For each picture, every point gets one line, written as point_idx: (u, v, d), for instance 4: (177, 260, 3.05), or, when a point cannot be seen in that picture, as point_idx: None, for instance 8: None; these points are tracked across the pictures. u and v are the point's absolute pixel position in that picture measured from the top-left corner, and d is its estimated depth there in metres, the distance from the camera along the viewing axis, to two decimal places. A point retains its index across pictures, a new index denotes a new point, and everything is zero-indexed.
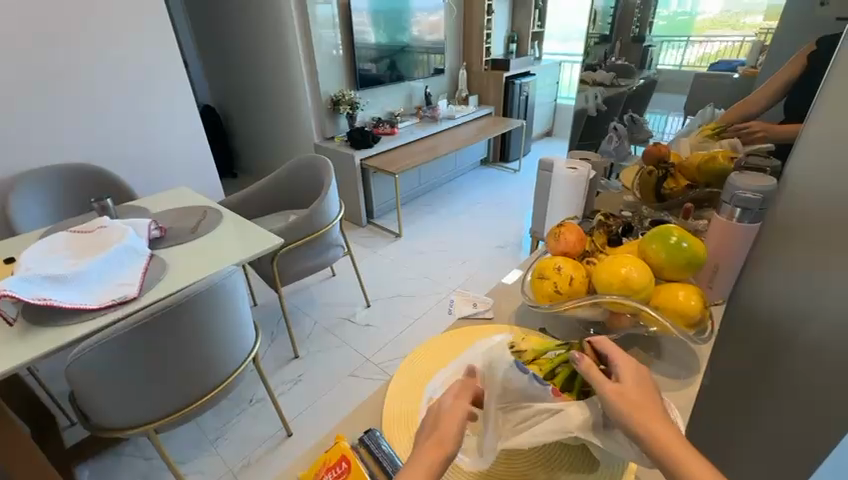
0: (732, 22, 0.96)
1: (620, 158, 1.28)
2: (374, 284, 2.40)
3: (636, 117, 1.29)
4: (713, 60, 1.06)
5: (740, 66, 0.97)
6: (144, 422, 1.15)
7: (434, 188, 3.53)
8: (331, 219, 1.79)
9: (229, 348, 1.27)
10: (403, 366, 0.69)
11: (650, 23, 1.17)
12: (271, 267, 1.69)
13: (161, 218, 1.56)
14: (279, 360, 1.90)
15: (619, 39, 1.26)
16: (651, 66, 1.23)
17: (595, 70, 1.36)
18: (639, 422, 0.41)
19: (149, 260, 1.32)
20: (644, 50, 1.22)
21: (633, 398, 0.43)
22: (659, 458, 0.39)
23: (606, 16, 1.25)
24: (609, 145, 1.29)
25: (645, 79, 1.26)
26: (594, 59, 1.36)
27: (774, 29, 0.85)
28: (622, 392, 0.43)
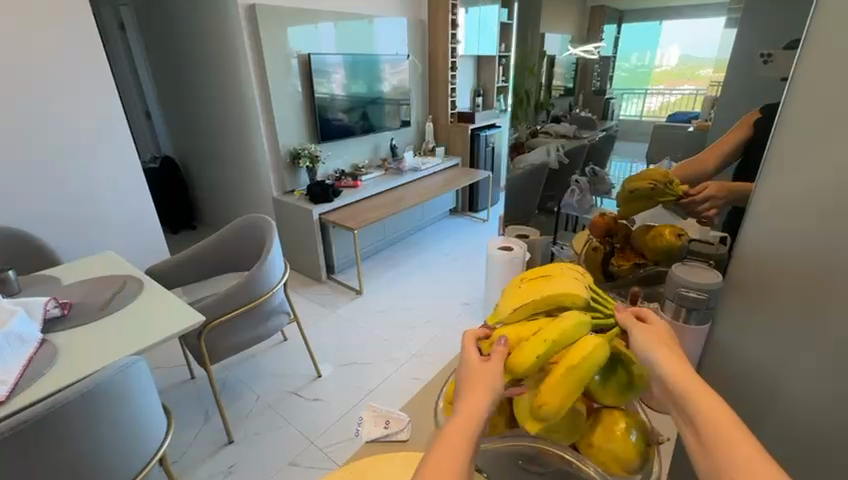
0: (686, 74, 0.84)
1: (583, 212, 1.19)
2: (328, 349, 2.22)
3: (597, 169, 1.14)
4: (670, 111, 0.91)
5: (694, 118, 0.86)
6: None
7: (401, 240, 3.44)
8: (273, 283, 1.65)
9: (125, 454, 1.06)
10: None
11: (610, 76, 1.02)
12: (198, 343, 1.53)
13: (71, 291, 1.39)
14: (210, 446, 1.67)
15: (581, 92, 1.13)
16: (612, 117, 1.06)
17: (559, 121, 1.27)
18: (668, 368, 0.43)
19: (40, 348, 1.13)
20: (605, 102, 1.07)
21: (660, 341, 0.46)
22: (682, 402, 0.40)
23: (569, 70, 1.14)
24: (572, 198, 1.20)
25: (605, 131, 1.10)
26: (559, 110, 1.26)
27: (722, 82, 0.76)
28: (647, 330, 0.48)
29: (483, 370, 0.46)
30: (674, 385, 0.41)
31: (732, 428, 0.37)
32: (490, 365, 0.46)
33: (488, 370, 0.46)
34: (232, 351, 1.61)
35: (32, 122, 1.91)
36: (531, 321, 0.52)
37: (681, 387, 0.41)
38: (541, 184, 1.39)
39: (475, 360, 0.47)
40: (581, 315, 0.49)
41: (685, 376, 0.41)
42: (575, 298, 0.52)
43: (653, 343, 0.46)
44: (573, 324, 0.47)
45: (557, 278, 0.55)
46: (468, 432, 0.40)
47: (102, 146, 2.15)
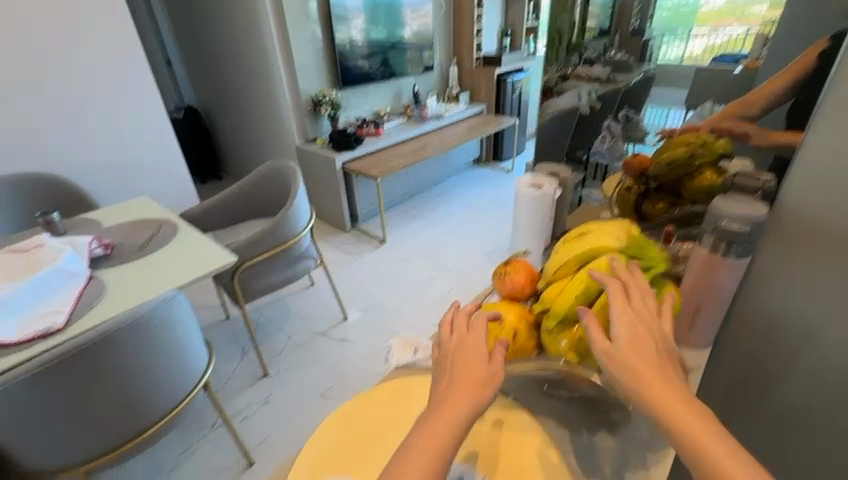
0: (737, 13, 0.76)
1: (613, 159, 1.14)
2: (354, 295, 2.29)
3: (631, 114, 1.07)
4: (714, 54, 0.85)
5: (742, 59, 0.78)
6: (72, 465, 1.05)
7: (423, 190, 3.41)
8: (300, 229, 1.68)
9: (172, 377, 1.16)
10: (311, 443, 0.57)
11: (650, 15, 0.94)
12: (232, 282, 1.60)
13: (111, 233, 1.46)
14: (248, 379, 1.79)
15: (618, 32, 1.05)
16: (650, 60, 0.99)
17: (593, 64, 1.19)
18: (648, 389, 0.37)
19: (88, 283, 1.21)
20: (643, 44, 1.00)
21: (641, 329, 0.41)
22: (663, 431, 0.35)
23: (606, 7, 1.03)
24: (602, 146, 1.15)
25: (643, 74, 1.01)
26: (593, 52, 1.17)
27: (778, 19, 0.70)
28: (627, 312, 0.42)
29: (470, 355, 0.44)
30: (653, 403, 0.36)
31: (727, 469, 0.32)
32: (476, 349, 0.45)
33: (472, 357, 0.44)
34: (260, 293, 1.68)
35: (55, 69, 1.91)
36: (566, 271, 0.52)
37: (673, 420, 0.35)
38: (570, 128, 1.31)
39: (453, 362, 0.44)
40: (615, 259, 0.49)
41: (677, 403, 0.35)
42: (609, 244, 0.51)
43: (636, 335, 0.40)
44: (602, 266, 0.48)
45: (591, 230, 0.54)
46: (447, 431, 0.38)
47: (126, 94, 2.15)
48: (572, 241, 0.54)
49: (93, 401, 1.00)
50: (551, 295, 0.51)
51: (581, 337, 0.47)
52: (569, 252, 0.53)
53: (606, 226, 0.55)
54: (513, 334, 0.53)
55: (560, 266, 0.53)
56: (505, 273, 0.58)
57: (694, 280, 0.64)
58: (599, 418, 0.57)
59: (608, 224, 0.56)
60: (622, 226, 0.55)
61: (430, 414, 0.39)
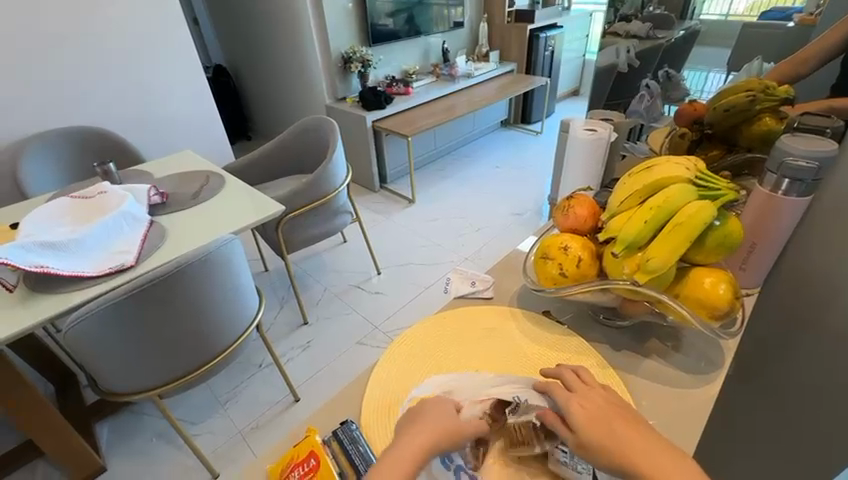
0: None
1: (651, 120, 1.09)
2: (386, 251, 2.35)
3: (671, 73, 1.04)
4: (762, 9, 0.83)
5: (797, 13, 0.77)
6: (147, 388, 1.16)
7: (450, 151, 3.40)
8: (338, 184, 1.72)
9: (231, 316, 1.25)
10: (388, 353, 0.63)
11: None
12: (276, 234, 1.68)
13: (164, 183, 1.53)
14: (289, 325, 1.90)
15: None
16: (692, 16, 0.96)
17: (630, 21, 1.12)
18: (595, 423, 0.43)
19: (150, 227, 1.29)
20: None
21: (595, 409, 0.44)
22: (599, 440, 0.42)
23: None
24: (640, 104, 1.11)
25: (685, 30, 0.98)
26: (630, 8, 1.10)
27: None
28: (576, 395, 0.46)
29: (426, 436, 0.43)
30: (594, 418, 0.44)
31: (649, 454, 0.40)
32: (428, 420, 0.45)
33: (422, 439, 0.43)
34: (300, 245, 1.75)
35: (95, 22, 1.93)
36: (636, 201, 0.54)
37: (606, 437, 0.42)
38: (607, 87, 1.27)
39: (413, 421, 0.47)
40: (687, 187, 0.51)
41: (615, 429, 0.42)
42: (680, 175, 0.53)
43: (592, 414, 0.44)
44: (676, 193, 0.51)
45: (659, 164, 0.56)
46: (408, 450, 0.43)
47: (162, 49, 2.16)
48: (640, 174, 0.56)
49: (164, 333, 1.09)
50: (616, 223, 0.54)
51: (646, 259, 0.50)
52: (635, 184, 0.55)
53: (674, 160, 0.57)
54: (577, 260, 0.56)
55: (631, 197, 0.55)
56: (569, 205, 0.61)
57: (749, 222, 0.64)
58: (651, 344, 0.63)
59: (676, 159, 0.58)
60: (690, 162, 0.57)
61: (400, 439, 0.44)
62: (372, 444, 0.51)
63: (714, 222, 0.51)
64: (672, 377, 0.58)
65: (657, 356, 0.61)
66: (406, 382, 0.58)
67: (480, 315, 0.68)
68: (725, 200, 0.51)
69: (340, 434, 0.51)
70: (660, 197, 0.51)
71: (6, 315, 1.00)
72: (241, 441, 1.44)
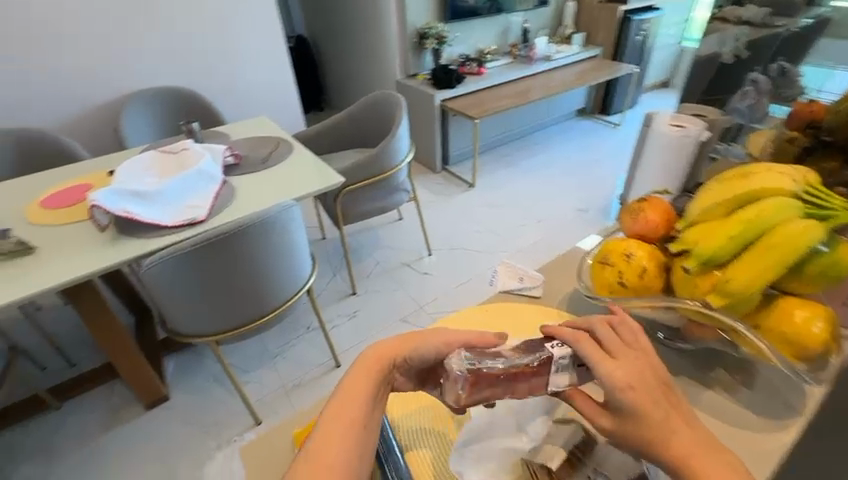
0: None
1: (753, 120, 0.89)
2: (439, 233, 2.34)
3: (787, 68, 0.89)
4: None
5: None
6: (207, 334, 1.26)
7: (518, 138, 3.26)
8: (399, 161, 1.72)
9: (286, 278, 1.32)
10: None
11: None
12: (335, 205, 1.72)
13: (239, 145, 1.63)
14: (338, 294, 1.97)
15: None
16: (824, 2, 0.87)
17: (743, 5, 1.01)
18: (646, 417, 0.37)
19: (222, 186, 1.37)
20: None
21: (645, 390, 0.37)
22: (630, 436, 0.38)
23: None
24: (742, 102, 0.89)
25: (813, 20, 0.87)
26: None
27: None
28: (624, 368, 0.38)
29: (415, 347, 0.44)
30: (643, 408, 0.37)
31: (686, 441, 0.36)
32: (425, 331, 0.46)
33: (415, 356, 0.44)
34: (357, 219, 1.78)
35: None
36: (722, 212, 0.47)
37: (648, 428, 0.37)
38: (709, 79, 1.11)
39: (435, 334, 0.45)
40: (790, 202, 0.43)
41: (671, 426, 0.37)
42: (784, 188, 0.45)
43: (643, 399, 0.37)
44: (774, 209, 0.43)
45: (759, 172, 0.48)
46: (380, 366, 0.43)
47: None
48: (732, 182, 0.49)
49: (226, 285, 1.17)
50: (693, 234, 0.47)
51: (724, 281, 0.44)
52: (723, 193, 0.48)
53: (780, 167, 0.48)
54: (641, 271, 0.51)
55: (717, 206, 0.48)
56: (641, 209, 0.55)
57: None
58: (715, 375, 0.56)
59: (781, 166, 0.49)
60: (800, 171, 0.48)
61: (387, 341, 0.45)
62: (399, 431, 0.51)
63: (820, 249, 0.43)
64: (736, 417, 0.51)
65: (720, 389, 0.54)
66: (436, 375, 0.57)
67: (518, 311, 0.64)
68: (840, 224, 0.43)
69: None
70: (753, 211, 0.44)
71: (97, 252, 1.12)
72: (284, 395, 1.54)
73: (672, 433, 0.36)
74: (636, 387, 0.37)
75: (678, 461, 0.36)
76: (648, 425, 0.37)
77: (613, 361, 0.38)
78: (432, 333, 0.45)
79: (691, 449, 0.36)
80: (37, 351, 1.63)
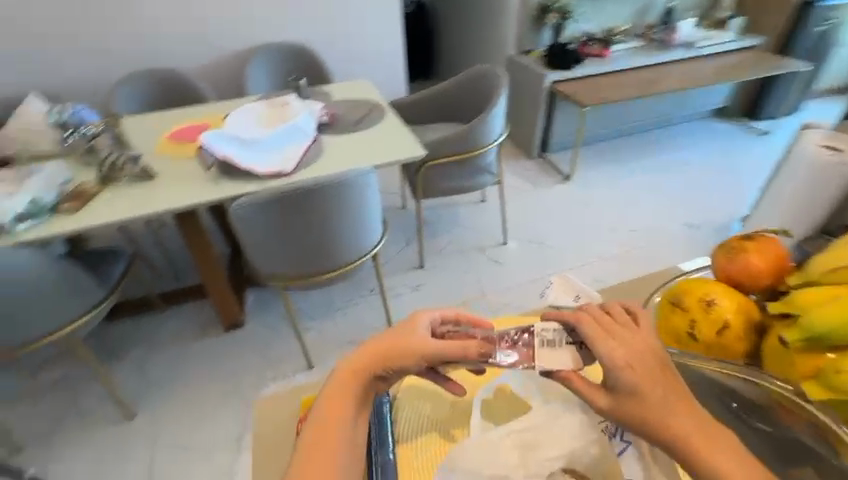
0: None
1: None
2: (520, 223, 2.22)
3: None
4: None
5: None
6: (278, 278, 1.34)
7: (634, 132, 2.90)
8: (489, 141, 1.64)
9: (354, 241, 1.34)
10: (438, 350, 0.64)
11: None
12: (416, 176, 1.70)
13: (337, 105, 1.68)
14: (406, 264, 2.00)
15: None
16: None
17: None
18: (644, 396, 0.38)
19: (313, 143, 1.43)
20: None
21: (643, 368, 0.39)
22: (631, 418, 0.39)
23: None
24: None
25: None
26: None
27: None
28: (621, 344, 0.41)
29: (393, 359, 0.49)
30: (640, 390, 0.39)
31: (693, 432, 0.37)
32: (399, 343, 0.49)
33: (391, 358, 0.49)
34: (436, 194, 1.74)
35: None
36: None
37: (647, 414, 0.38)
38: None
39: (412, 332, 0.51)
40: None
41: (673, 414, 0.37)
42: None
43: (640, 376, 0.39)
44: None
45: None
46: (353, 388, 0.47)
47: None
48: None
49: (300, 235, 1.23)
50: (805, 296, 0.37)
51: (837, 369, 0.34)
52: None
53: None
54: (721, 327, 0.41)
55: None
56: (741, 249, 0.44)
57: None
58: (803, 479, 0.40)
59: None
60: None
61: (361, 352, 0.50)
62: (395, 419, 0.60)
63: None
64: None
65: None
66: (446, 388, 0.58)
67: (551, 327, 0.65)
68: None
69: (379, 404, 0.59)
70: None
71: (200, 187, 1.26)
72: (337, 348, 1.63)
73: (672, 415, 0.38)
74: (635, 367, 0.40)
75: (678, 441, 0.37)
76: (645, 404, 0.38)
77: (613, 341, 0.41)
78: (404, 323, 0.51)
79: (691, 430, 0.37)
80: (154, 261, 1.93)
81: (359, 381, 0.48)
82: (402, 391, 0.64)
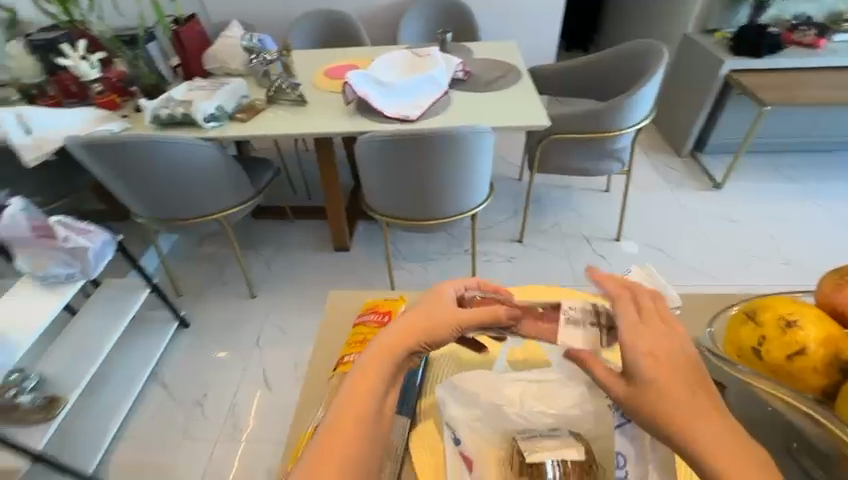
0: None
1: None
2: (641, 223, 2.02)
3: None
4: None
5: None
6: (383, 213, 1.47)
7: (830, 149, 2.33)
8: (627, 124, 1.50)
9: (457, 195, 1.39)
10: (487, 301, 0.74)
11: None
12: (536, 148, 1.64)
13: (475, 63, 1.69)
14: (506, 235, 1.99)
15: None
16: None
17: None
18: (660, 391, 0.39)
19: (442, 96, 1.50)
20: None
21: (666, 361, 0.40)
22: (641, 412, 0.40)
23: None
24: None
25: None
26: None
27: None
28: (649, 334, 0.42)
29: (428, 332, 0.50)
30: (657, 381, 0.39)
31: (711, 440, 0.35)
32: (432, 313, 0.51)
33: (429, 329, 0.50)
34: (552, 170, 1.67)
35: None
36: None
37: (662, 411, 0.38)
38: None
39: (440, 299, 0.53)
40: None
41: (685, 416, 0.37)
42: None
43: (660, 369, 0.40)
44: None
45: None
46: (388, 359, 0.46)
47: None
48: None
49: (409, 177, 1.32)
50: None
51: None
52: None
53: None
54: (800, 351, 0.37)
55: None
56: None
57: None
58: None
59: None
60: None
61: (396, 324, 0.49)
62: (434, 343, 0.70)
63: None
64: None
65: None
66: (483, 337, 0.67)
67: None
68: None
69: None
70: None
71: (339, 119, 1.43)
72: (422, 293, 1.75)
73: (693, 414, 0.37)
74: (661, 358, 0.41)
75: (690, 444, 0.36)
76: (669, 392, 0.39)
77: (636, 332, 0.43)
78: (434, 294, 0.54)
79: (706, 438, 0.36)
80: (294, 178, 2.25)
81: (395, 350, 0.47)
82: None
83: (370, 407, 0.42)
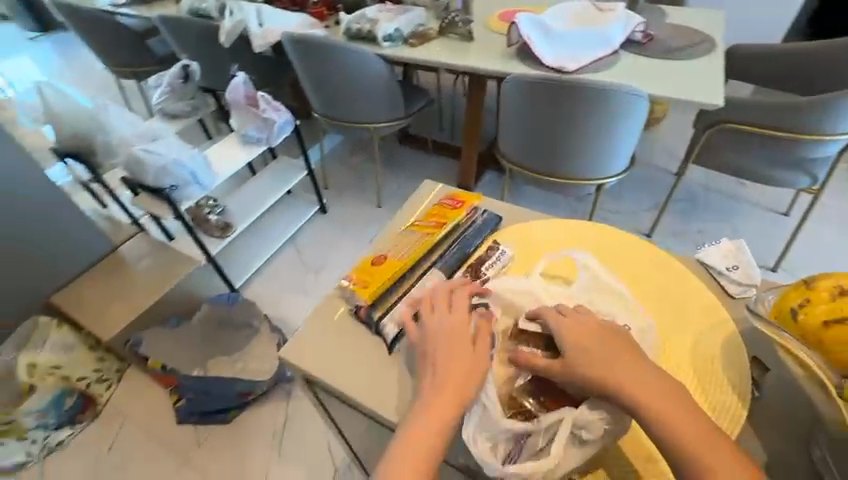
0: None
1: None
2: (818, 262, 1.63)
3: None
4: None
5: None
6: (508, 159, 1.52)
7: None
8: (839, 130, 1.21)
9: (589, 159, 1.36)
10: (561, 222, 0.70)
11: None
12: (701, 135, 1.43)
13: (663, 28, 1.52)
14: (634, 225, 1.82)
15: None
16: None
17: None
18: (621, 386, 0.44)
19: (609, 55, 1.42)
20: None
21: (599, 355, 0.46)
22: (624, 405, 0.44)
23: None
24: None
25: None
26: None
27: None
28: (575, 326, 0.49)
29: (455, 374, 0.48)
30: (608, 379, 0.45)
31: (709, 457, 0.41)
32: (457, 368, 0.48)
33: (457, 382, 0.47)
34: (714, 166, 1.45)
35: None
36: None
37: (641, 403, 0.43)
38: None
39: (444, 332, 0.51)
40: None
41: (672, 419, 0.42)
42: None
43: (585, 356, 0.46)
44: None
45: None
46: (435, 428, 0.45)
47: None
48: None
49: (543, 128, 1.32)
50: None
51: None
52: None
53: None
54: (837, 318, 0.41)
55: None
56: None
57: None
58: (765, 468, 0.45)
59: None
60: None
61: (428, 397, 0.47)
62: (496, 236, 0.70)
63: None
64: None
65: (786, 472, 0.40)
66: (541, 252, 0.67)
67: (651, 256, 0.63)
68: None
69: (480, 213, 0.73)
70: None
71: (496, 59, 1.48)
72: None
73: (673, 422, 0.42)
74: (584, 348, 0.47)
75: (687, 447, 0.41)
76: (590, 351, 0.47)
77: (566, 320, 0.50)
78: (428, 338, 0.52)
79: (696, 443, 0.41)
80: (443, 117, 2.39)
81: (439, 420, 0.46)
82: (503, 229, 0.71)
83: (440, 435, 0.45)
